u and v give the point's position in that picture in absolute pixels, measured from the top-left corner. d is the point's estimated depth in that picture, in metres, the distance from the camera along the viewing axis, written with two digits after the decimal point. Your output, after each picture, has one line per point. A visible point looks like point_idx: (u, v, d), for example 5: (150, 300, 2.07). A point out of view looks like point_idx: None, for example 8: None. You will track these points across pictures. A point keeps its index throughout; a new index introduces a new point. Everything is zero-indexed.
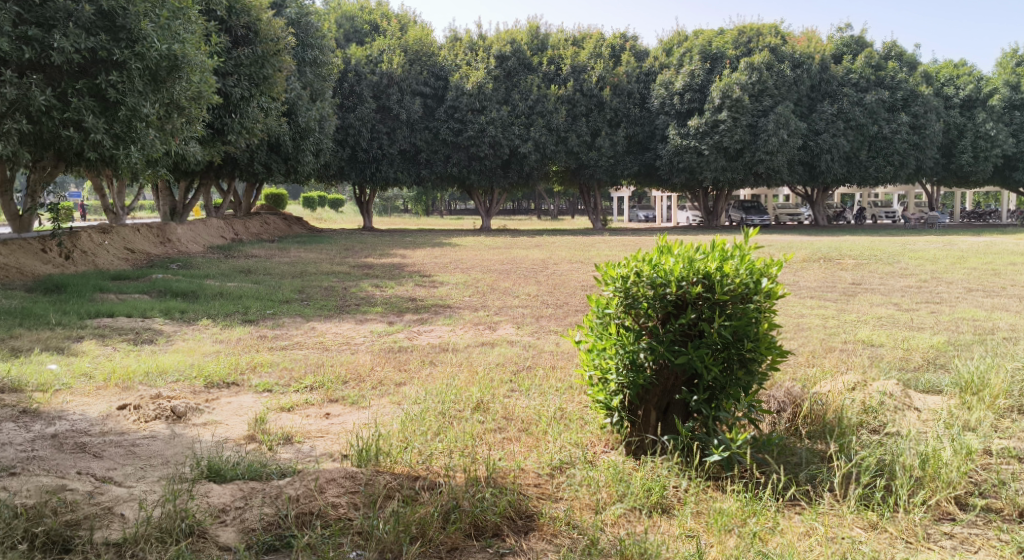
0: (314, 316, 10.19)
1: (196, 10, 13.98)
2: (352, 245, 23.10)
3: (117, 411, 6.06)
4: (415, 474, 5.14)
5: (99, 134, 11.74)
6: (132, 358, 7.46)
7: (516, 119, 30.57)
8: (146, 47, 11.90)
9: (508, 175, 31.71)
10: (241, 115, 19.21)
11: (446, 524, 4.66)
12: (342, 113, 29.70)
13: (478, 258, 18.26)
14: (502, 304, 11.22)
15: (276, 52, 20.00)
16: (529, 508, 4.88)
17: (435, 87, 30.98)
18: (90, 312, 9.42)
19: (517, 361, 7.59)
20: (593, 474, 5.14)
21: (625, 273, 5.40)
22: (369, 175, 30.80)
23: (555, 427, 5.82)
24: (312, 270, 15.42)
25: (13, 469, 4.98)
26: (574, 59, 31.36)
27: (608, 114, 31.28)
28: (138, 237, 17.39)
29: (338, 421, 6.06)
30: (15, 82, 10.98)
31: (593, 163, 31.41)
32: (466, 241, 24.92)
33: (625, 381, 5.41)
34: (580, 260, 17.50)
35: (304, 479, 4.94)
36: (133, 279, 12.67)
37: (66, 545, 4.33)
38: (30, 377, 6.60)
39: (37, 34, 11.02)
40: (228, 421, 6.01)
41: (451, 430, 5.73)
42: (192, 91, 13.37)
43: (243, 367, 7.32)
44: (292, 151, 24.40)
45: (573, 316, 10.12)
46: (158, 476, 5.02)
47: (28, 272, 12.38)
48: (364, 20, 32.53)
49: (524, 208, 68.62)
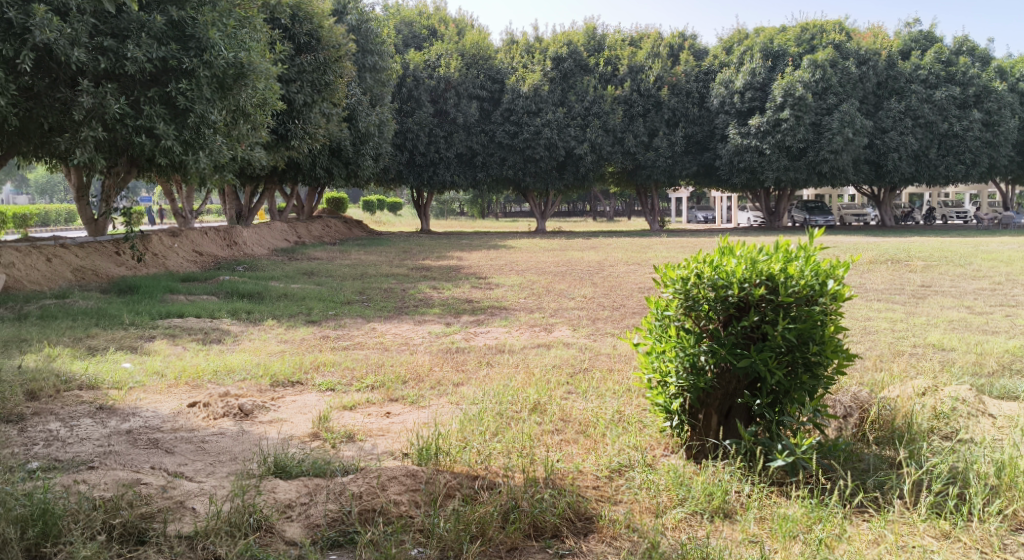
0: (375, 317, 10.35)
1: (261, 18, 14.31)
2: (410, 247, 23.32)
3: (187, 409, 6.23)
4: (474, 474, 5.18)
5: (170, 140, 12.01)
6: (200, 357, 7.63)
7: (572, 121, 30.62)
8: (213, 55, 12.20)
9: (564, 177, 31.77)
10: (304, 120, 19.62)
11: (505, 524, 4.69)
12: (400, 118, 30.05)
13: (536, 259, 18.29)
14: (558, 305, 11.25)
15: (337, 58, 20.35)
16: (588, 510, 4.88)
17: (491, 90, 31.12)
18: (160, 313, 9.69)
19: (574, 363, 7.60)
20: (653, 478, 5.12)
21: (685, 274, 5.38)
22: (427, 178, 31.13)
23: (613, 430, 5.81)
24: (372, 272, 15.66)
25: (91, 463, 5.15)
26: (631, 59, 31.14)
27: (666, 114, 31.08)
28: (206, 240, 17.82)
29: (398, 419, 6.14)
30: (91, 92, 11.32)
31: (651, 164, 31.24)
32: (524, 243, 24.98)
33: (685, 384, 5.39)
34: (638, 262, 17.46)
35: (367, 476, 5.00)
36: (201, 280, 13.02)
37: (141, 536, 4.44)
38: (106, 375, 6.80)
39: (111, 45, 11.39)
40: (293, 419, 6.13)
41: (509, 430, 5.77)
42: (257, 98, 13.70)
43: (307, 366, 7.46)
44: (352, 155, 24.75)
45: (632, 318, 10.08)
46: (227, 472, 5.15)
47: (104, 274, 12.79)
48: (423, 25, 32.67)
49: (579, 210, 68.55)
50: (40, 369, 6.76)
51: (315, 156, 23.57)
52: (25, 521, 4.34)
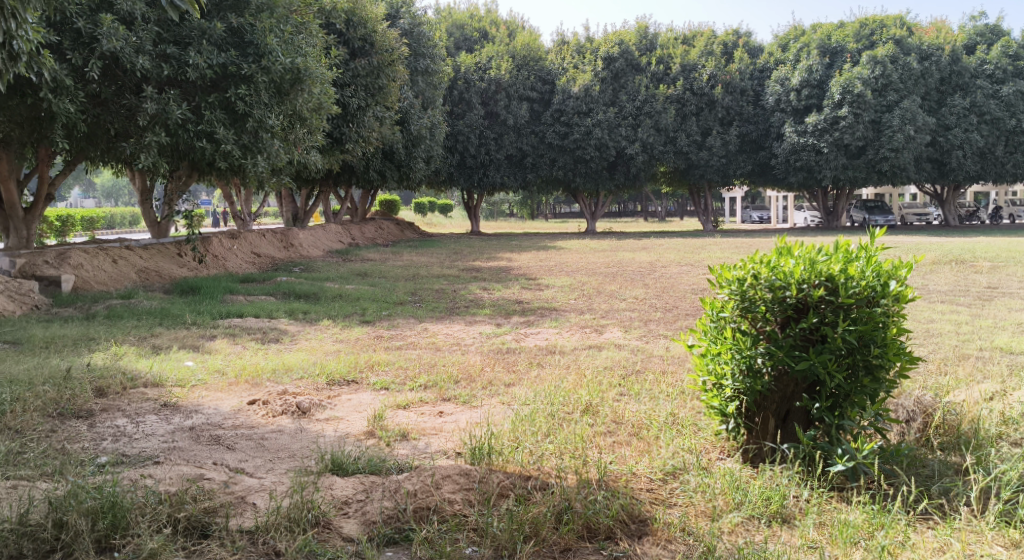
0: (427, 317, 10.43)
1: (317, 23, 14.58)
2: (461, 249, 23.42)
3: (247, 406, 6.36)
4: (527, 474, 5.19)
5: (230, 145, 12.24)
6: (259, 357, 7.76)
7: (623, 121, 30.52)
8: (271, 61, 12.42)
9: (614, 177, 31.65)
10: (358, 124, 19.81)
11: (559, 525, 4.69)
12: (451, 120, 30.25)
13: (587, 261, 18.26)
14: (609, 307, 11.19)
15: (391, 62, 20.59)
16: (642, 513, 4.84)
17: (542, 91, 31.22)
18: (221, 313, 9.88)
19: (626, 365, 7.57)
20: (708, 481, 5.06)
21: (741, 275, 5.31)
22: (477, 180, 31.29)
23: (667, 432, 5.76)
24: (423, 272, 15.80)
25: (157, 458, 5.28)
26: (684, 57, 30.92)
27: (719, 113, 30.77)
28: (263, 242, 18.13)
29: (451, 419, 6.19)
30: (155, 98, 11.59)
31: (704, 163, 30.94)
32: (575, 245, 24.92)
33: (742, 387, 5.32)
34: (691, 262, 17.33)
35: (421, 474, 5.04)
36: (259, 281, 13.24)
37: (204, 530, 4.53)
38: (170, 373, 6.97)
39: (174, 52, 11.71)
40: (349, 417, 6.21)
41: (562, 431, 5.76)
42: (313, 102, 13.91)
43: (361, 366, 7.55)
44: (405, 158, 24.96)
45: (685, 320, 9.99)
46: (286, 468, 5.24)
47: (167, 275, 13.09)
48: (474, 27, 32.77)
49: (629, 210, 68.22)
50: (107, 366, 6.95)
51: (368, 159, 23.81)
52: (96, 513, 4.44)
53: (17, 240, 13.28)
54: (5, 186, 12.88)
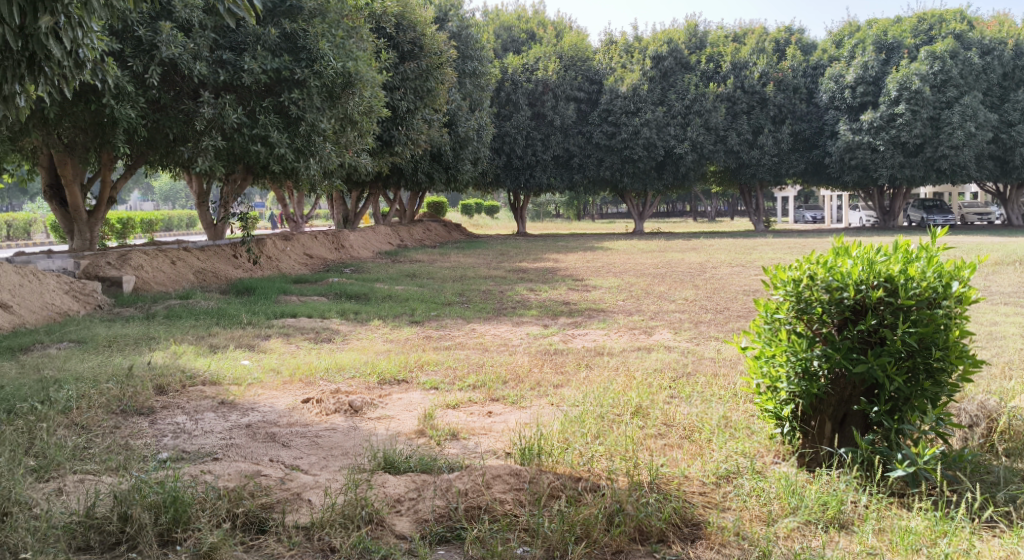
0: (475, 317, 10.48)
1: (367, 27, 14.75)
2: (508, 250, 23.46)
3: (301, 404, 6.45)
4: (578, 475, 5.19)
5: (283, 148, 12.42)
6: (313, 356, 7.87)
7: (672, 120, 30.31)
8: (324, 65, 12.59)
9: (663, 177, 31.44)
10: (407, 127, 19.96)
11: (610, 527, 4.66)
12: (499, 122, 30.37)
13: (633, 262, 18.19)
14: (658, 308, 11.12)
15: (440, 65, 20.70)
16: (695, 517, 4.80)
17: (589, 91, 31.24)
18: (275, 313, 10.04)
19: (677, 367, 7.50)
20: (763, 486, 5.00)
21: (797, 276, 5.25)
22: (524, 181, 31.33)
23: (720, 436, 5.69)
24: (472, 274, 15.85)
25: (215, 454, 5.38)
26: (734, 55, 30.67)
27: (771, 111, 30.32)
28: (315, 244, 18.36)
29: (500, 419, 6.20)
30: (211, 103, 11.83)
31: (756, 162, 30.56)
32: (624, 246, 24.81)
33: (797, 390, 5.25)
34: (743, 263, 17.10)
35: (472, 473, 5.06)
36: (312, 282, 13.41)
37: (261, 526, 4.61)
38: (227, 372, 7.10)
39: (229, 58, 11.97)
40: (400, 416, 6.26)
41: (612, 434, 5.73)
42: (364, 106, 14.06)
43: (411, 366, 7.60)
44: (452, 160, 25.08)
45: (736, 322, 9.87)
46: (340, 466, 5.31)
47: (223, 276, 13.35)
48: (522, 29, 32.83)
49: (677, 210, 67.74)
50: (167, 365, 7.10)
51: (416, 161, 23.99)
52: (158, 507, 4.53)
53: (81, 242, 13.64)
54: (70, 190, 13.24)
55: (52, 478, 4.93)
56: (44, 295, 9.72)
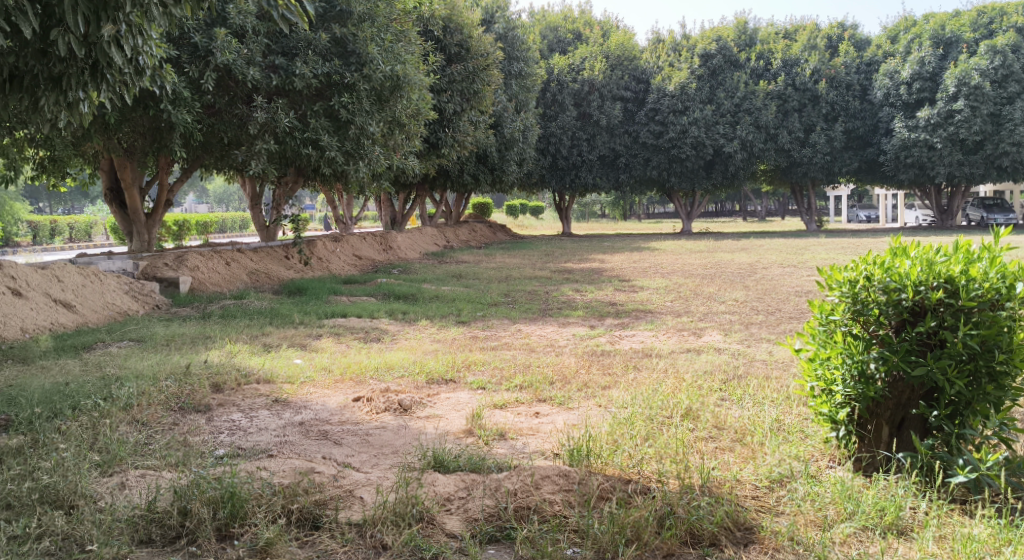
0: (521, 318, 10.49)
1: (416, 31, 14.87)
2: (554, 250, 23.41)
3: (352, 403, 6.52)
4: (627, 478, 5.17)
5: (334, 151, 12.59)
6: (363, 355, 7.97)
7: (721, 118, 30.00)
8: (373, 69, 12.72)
9: (711, 176, 31.16)
10: (454, 129, 20.05)
11: (661, 530, 4.63)
12: (545, 122, 30.38)
13: (680, 263, 18.05)
14: (707, 309, 11.00)
15: (486, 67, 20.76)
16: (748, 520, 4.75)
17: (636, 90, 31.17)
18: (326, 313, 10.16)
19: (727, 370, 7.42)
20: (818, 490, 4.92)
21: (853, 276, 5.17)
22: (569, 182, 31.29)
23: (773, 439, 5.61)
24: (518, 274, 15.86)
25: (271, 451, 5.47)
26: (785, 52, 30.38)
27: (823, 108, 29.83)
28: (364, 245, 18.54)
29: (547, 420, 6.20)
30: (264, 107, 12.02)
31: (807, 160, 30.08)
32: (671, 246, 24.63)
33: (854, 393, 5.17)
34: (793, 264, 16.82)
35: (521, 474, 5.07)
36: (361, 282, 13.54)
37: (315, 522, 4.67)
38: (281, 370, 7.21)
39: (282, 62, 12.17)
40: (448, 416, 6.29)
41: (661, 436, 5.69)
42: (412, 108, 14.15)
43: (458, 365, 7.64)
44: (498, 161, 25.13)
45: (788, 323, 9.72)
46: (391, 464, 5.36)
47: (275, 277, 13.56)
48: (568, 29, 32.78)
49: (726, 211, 67.17)
50: (223, 364, 7.23)
51: (463, 163, 24.09)
52: (217, 503, 4.62)
53: (139, 244, 13.99)
54: (129, 193, 13.58)
55: (114, 472, 5.05)
56: (105, 295, 9.97)
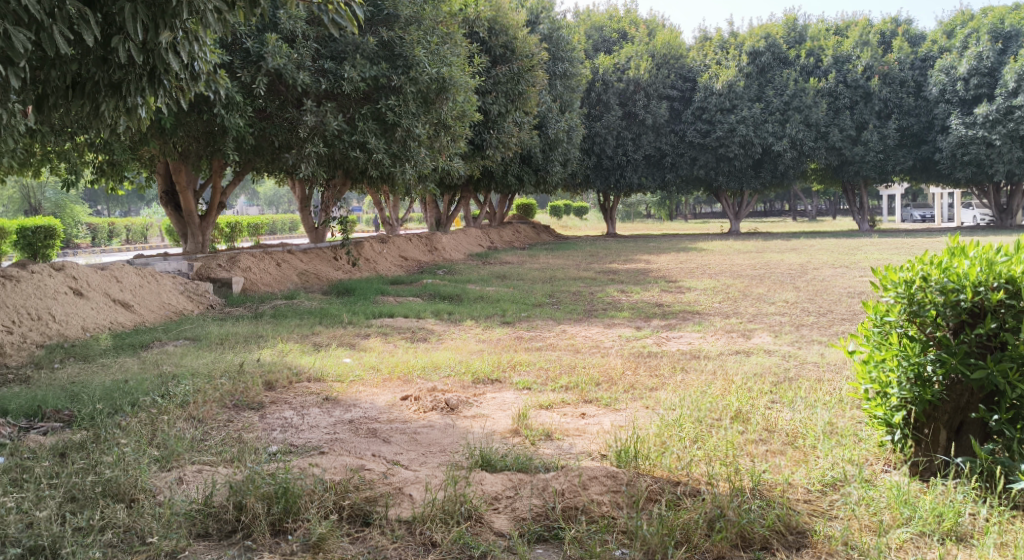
0: (566, 319, 10.45)
1: (462, 33, 14.93)
2: (598, 251, 23.29)
3: (400, 402, 6.58)
4: (676, 479, 5.13)
5: (381, 154, 12.72)
6: (410, 354, 8.04)
7: (770, 116, 29.60)
8: (419, 71, 12.79)
9: (760, 175, 30.79)
10: (498, 130, 20.09)
11: (711, 532, 4.58)
12: (590, 122, 30.31)
13: (728, 263, 17.82)
14: (756, 311, 10.86)
15: (531, 68, 20.76)
16: (801, 524, 4.68)
17: (682, 89, 31.15)
18: (374, 313, 10.26)
19: (778, 372, 7.33)
20: (873, 494, 4.84)
21: (908, 277, 5.11)
22: (614, 182, 31.18)
23: (825, 442, 5.53)
24: (563, 275, 15.82)
25: (321, 448, 5.54)
26: (836, 49, 29.92)
27: (877, 105, 29.30)
28: (410, 246, 18.67)
29: (594, 421, 6.19)
30: (314, 110, 12.17)
31: (859, 159, 29.51)
32: (717, 246, 24.39)
33: (909, 397, 5.09)
34: (844, 265, 16.50)
35: (569, 474, 5.07)
36: (408, 283, 13.62)
37: (366, 518, 4.72)
38: (331, 369, 7.30)
39: (331, 67, 12.32)
40: (495, 415, 6.30)
41: (710, 438, 5.64)
42: (458, 110, 14.20)
43: (504, 365, 7.66)
44: (542, 162, 25.11)
45: (840, 325, 9.56)
46: (438, 462, 5.39)
47: (325, 277, 13.73)
48: (613, 28, 32.70)
49: (776, 210, 66.39)
50: (275, 363, 7.34)
51: (507, 164, 24.13)
52: (271, 498, 4.70)
53: (194, 245, 14.26)
54: (184, 196, 13.85)
55: (172, 468, 5.15)
56: (162, 295, 10.19)
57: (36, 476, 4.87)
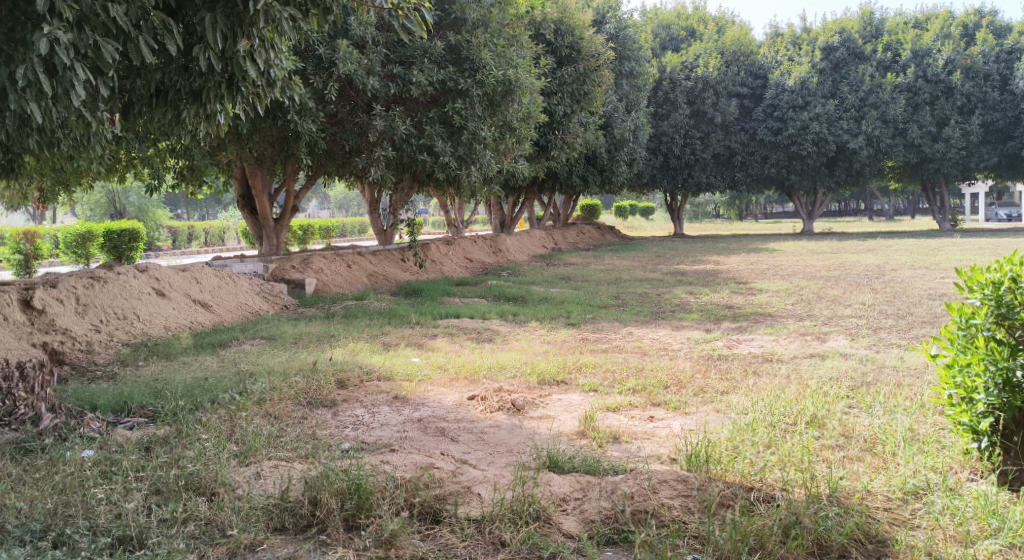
0: (632, 321, 10.37)
1: (527, 35, 14.94)
2: (665, 252, 22.99)
3: (467, 401, 6.62)
4: (749, 485, 5.03)
5: (447, 157, 12.82)
6: (476, 354, 8.08)
7: (845, 113, 29.04)
8: (486, 74, 12.83)
9: (835, 174, 30.20)
10: (563, 131, 20.04)
11: (786, 539, 4.48)
12: (656, 122, 30.04)
13: (801, 264, 17.42)
14: (832, 313, 10.62)
15: (597, 68, 20.68)
16: (880, 533, 4.55)
17: (753, 86, 30.75)
18: (441, 313, 10.35)
19: (855, 376, 7.13)
20: (958, 503, 4.69)
21: (996, 278, 5.03)
22: (682, 182, 30.93)
23: (907, 449, 5.36)
24: (628, 276, 15.69)
25: (392, 446, 5.59)
26: (915, 43, 28.94)
27: (958, 100, 28.23)
28: (475, 248, 18.78)
29: (663, 424, 6.12)
30: (383, 115, 12.31)
31: (940, 156, 28.60)
32: (787, 246, 23.88)
33: (997, 402, 4.91)
34: (925, 266, 15.98)
35: (637, 477, 5.01)
36: (473, 284, 13.66)
37: (436, 516, 4.74)
38: (400, 368, 7.38)
39: (399, 71, 12.43)
40: (561, 417, 6.28)
41: (785, 443, 5.52)
42: (523, 112, 14.20)
43: (570, 367, 7.64)
44: (607, 162, 24.94)
45: (920, 328, 9.28)
46: (506, 462, 5.40)
47: (393, 279, 13.89)
48: (681, 26, 32.41)
49: (854, 209, 64.80)
50: (346, 361, 7.46)
51: (571, 165, 24.07)
52: (344, 494, 4.76)
53: (268, 248, 14.56)
54: (259, 200, 14.20)
55: (250, 462, 5.25)
56: (239, 295, 10.44)
57: (123, 469, 5.02)
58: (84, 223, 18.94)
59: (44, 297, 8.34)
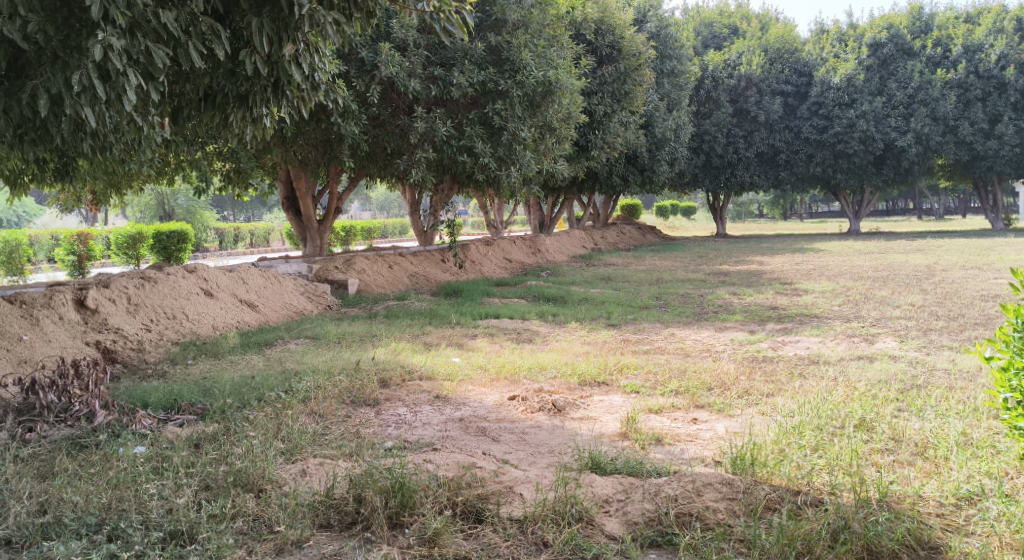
0: (673, 322, 10.28)
1: (568, 35, 14.90)
2: (708, 253, 22.71)
3: (508, 401, 6.61)
4: (796, 488, 4.97)
5: (487, 157, 12.84)
6: (517, 354, 8.09)
7: (893, 110, 28.46)
8: (525, 75, 12.82)
9: (882, 172, 29.69)
10: (604, 131, 19.92)
11: (835, 544, 4.42)
12: (698, 121, 29.82)
13: (847, 264, 17.13)
14: (879, 315, 10.43)
15: (638, 67, 20.58)
16: (932, 539, 4.47)
17: (797, 84, 30.39)
18: (481, 313, 10.36)
19: (904, 379, 6.99)
20: (1014, 510, 4.58)
21: None
22: (725, 180, 30.70)
23: (959, 454, 5.25)
24: (669, 277, 15.58)
25: (435, 445, 5.60)
26: (966, 38, 28.21)
27: (1012, 96, 27.34)
28: (515, 248, 18.78)
29: (706, 426, 6.05)
30: (425, 117, 12.36)
31: (992, 154, 27.95)
32: (832, 246, 23.49)
33: None
34: (977, 266, 15.61)
35: (681, 479, 4.96)
36: (513, 285, 13.65)
37: (478, 516, 4.74)
38: (441, 368, 7.39)
39: (440, 73, 12.44)
40: (603, 418, 6.25)
41: (833, 446, 5.44)
42: (563, 113, 14.15)
43: (611, 368, 7.59)
44: (649, 162, 24.78)
45: (972, 330, 9.08)
46: (547, 463, 5.39)
47: (433, 279, 13.94)
48: (724, 24, 32.27)
49: (902, 209, 63.62)
50: (388, 361, 7.49)
51: (611, 165, 23.96)
52: (387, 492, 4.77)
53: (312, 249, 14.71)
54: (303, 202, 14.37)
55: (296, 460, 5.31)
56: (284, 296, 10.56)
57: (174, 465, 5.10)
58: (134, 225, 19.30)
59: (97, 296, 8.51)
